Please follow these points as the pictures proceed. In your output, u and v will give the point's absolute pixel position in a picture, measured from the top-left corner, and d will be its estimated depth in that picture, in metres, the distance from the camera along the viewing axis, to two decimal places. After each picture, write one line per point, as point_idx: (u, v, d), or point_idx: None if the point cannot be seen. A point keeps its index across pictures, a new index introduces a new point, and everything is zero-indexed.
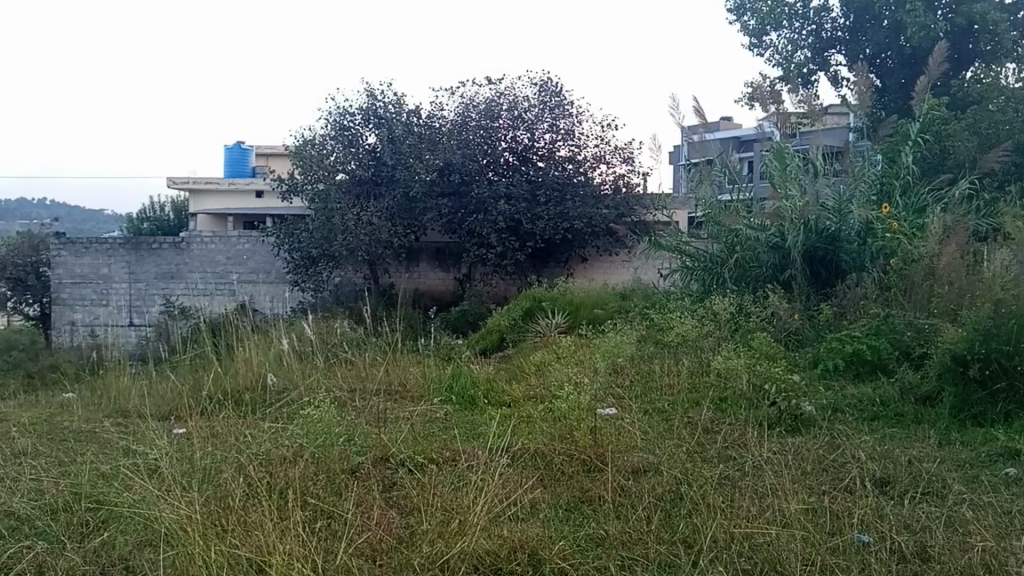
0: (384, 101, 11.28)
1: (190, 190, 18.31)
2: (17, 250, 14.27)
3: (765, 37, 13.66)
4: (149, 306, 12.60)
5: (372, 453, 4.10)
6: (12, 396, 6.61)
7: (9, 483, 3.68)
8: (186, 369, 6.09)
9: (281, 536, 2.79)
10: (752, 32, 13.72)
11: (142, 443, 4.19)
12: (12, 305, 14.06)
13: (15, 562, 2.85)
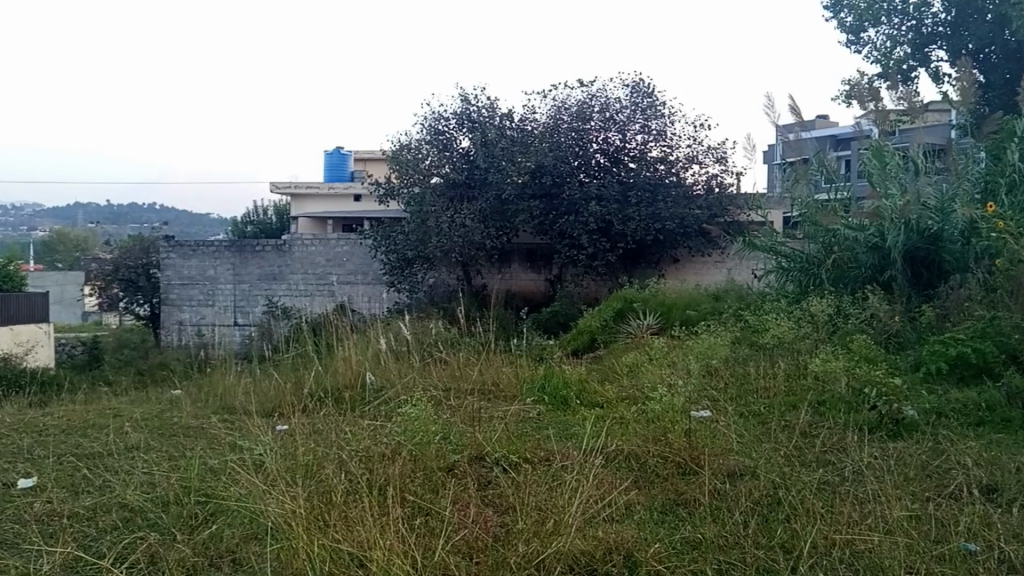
0: (478, 106, 11.57)
1: (293, 194, 19.25)
2: (130, 254, 15.50)
3: (863, 33, 13.10)
4: (253, 307, 13.34)
5: (468, 452, 4.27)
6: (130, 391, 7.19)
7: (126, 476, 4.02)
8: (289, 367, 6.46)
9: (383, 531, 2.96)
10: (849, 29, 13.18)
11: (249, 438, 4.50)
12: (126, 305, 15.23)
13: (133, 551, 3.13)
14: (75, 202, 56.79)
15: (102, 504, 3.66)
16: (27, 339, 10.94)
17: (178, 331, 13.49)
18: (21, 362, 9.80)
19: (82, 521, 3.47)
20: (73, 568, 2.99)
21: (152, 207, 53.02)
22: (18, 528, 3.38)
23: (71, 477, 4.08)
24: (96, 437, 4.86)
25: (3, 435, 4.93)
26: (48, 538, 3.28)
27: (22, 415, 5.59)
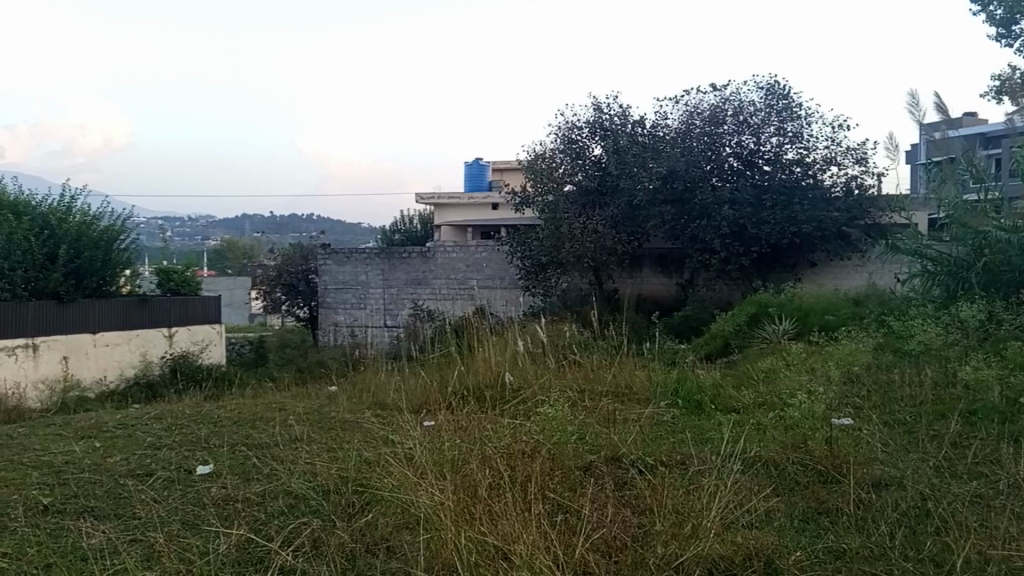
0: (610, 114, 11.81)
1: (435, 204, 20.18)
2: (292, 261, 16.87)
3: (1015, 27, 11.82)
4: (400, 310, 14.15)
5: (604, 452, 4.45)
6: (294, 387, 7.94)
7: (290, 466, 4.53)
8: (434, 366, 6.89)
9: (526, 526, 3.19)
10: (999, 23, 11.95)
11: (400, 433, 4.91)
12: (288, 308, 16.60)
13: (299, 535, 3.55)
14: (247, 215, 62.06)
15: (270, 491, 4.16)
16: (202, 338, 11.60)
17: (333, 333, 14.58)
18: (197, 360, 10.95)
19: (253, 505, 3.97)
20: (246, 549, 3.44)
21: (312, 217, 57.03)
22: (199, 510, 3.91)
23: (244, 465, 4.64)
24: (266, 429, 5.46)
25: (187, 425, 5.64)
26: (224, 520, 3.77)
27: (203, 407, 6.35)
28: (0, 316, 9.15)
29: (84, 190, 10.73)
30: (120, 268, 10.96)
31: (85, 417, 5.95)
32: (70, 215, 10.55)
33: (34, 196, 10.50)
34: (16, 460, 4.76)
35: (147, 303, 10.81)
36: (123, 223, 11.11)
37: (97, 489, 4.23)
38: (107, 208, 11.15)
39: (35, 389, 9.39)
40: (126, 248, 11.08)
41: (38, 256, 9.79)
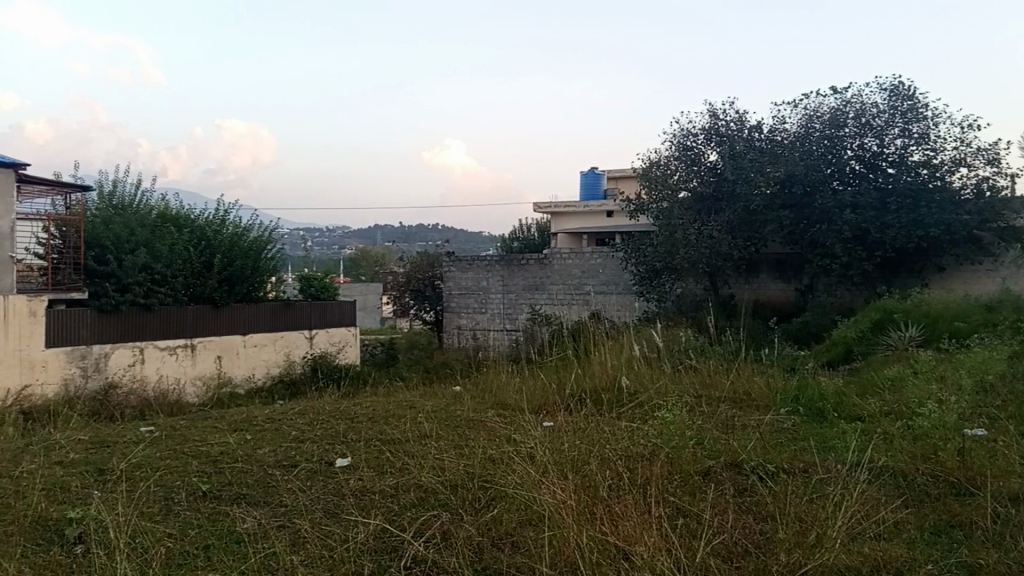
0: (726, 120, 11.67)
1: (553, 213, 20.49)
2: (418, 267, 17.60)
3: None
4: (519, 314, 14.52)
5: (724, 458, 4.51)
6: (422, 386, 8.39)
7: (420, 461, 4.89)
8: (551, 369, 7.13)
9: (647, 528, 3.33)
10: None
11: (521, 433, 5.17)
12: (416, 312, 17.38)
13: (431, 526, 3.86)
14: (375, 225, 65.14)
15: (403, 484, 4.52)
16: (339, 340, 12.34)
17: (457, 335, 15.19)
18: (334, 361, 11.72)
19: (387, 497, 4.34)
20: (382, 538, 3.77)
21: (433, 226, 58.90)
22: (340, 500, 4.31)
23: (378, 459, 5.05)
24: (396, 425, 5.87)
25: (327, 421, 6.16)
26: (362, 509, 4.15)
27: (339, 404, 6.89)
28: (165, 319, 9.92)
29: (236, 204, 11.67)
30: (268, 274, 11.79)
31: (238, 411, 6.60)
32: (223, 227, 11.47)
33: (193, 211, 11.50)
34: (181, 449, 5.37)
35: (290, 307, 11.54)
36: (270, 233, 12.03)
37: (250, 477, 4.72)
38: (256, 220, 12.12)
39: (193, 386, 10.16)
40: (273, 256, 11.96)
41: (197, 264, 10.60)
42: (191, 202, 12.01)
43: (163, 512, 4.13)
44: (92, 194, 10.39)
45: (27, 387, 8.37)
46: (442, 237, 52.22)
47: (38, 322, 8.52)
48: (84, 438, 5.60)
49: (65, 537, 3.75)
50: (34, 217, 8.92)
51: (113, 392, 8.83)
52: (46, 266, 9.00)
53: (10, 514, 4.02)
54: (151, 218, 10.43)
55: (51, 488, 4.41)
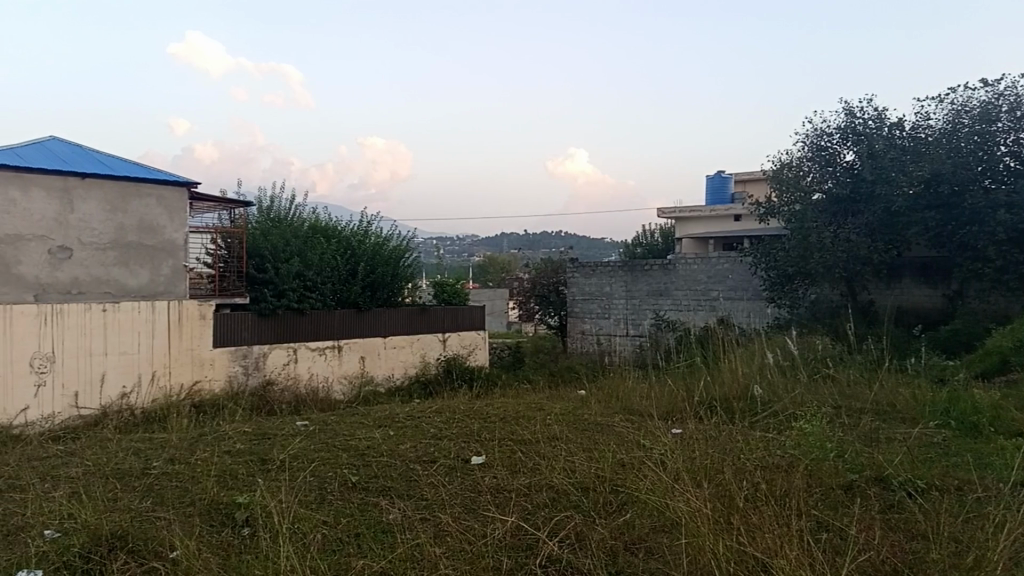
0: (863, 118, 11.14)
1: (677, 218, 20.21)
2: (544, 273, 17.79)
3: None
4: (643, 319, 14.42)
5: (867, 472, 4.33)
6: (552, 390, 8.55)
7: (552, 462, 5.01)
8: (679, 376, 7.09)
9: (786, 541, 3.27)
10: None
11: (651, 439, 5.20)
12: (540, 317, 17.54)
13: (565, 527, 3.95)
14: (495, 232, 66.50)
15: (535, 484, 4.65)
16: (469, 342, 12.41)
17: (581, 340, 15.42)
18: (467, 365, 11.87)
19: (522, 496, 4.48)
20: (518, 535, 3.91)
21: (552, 232, 59.44)
22: (476, 496, 4.51)
23: (512, 458, 5.22)
24: (528, 426, 6.05)
25: (462, 419, 6.40)
26: (498, 507, 4.31)
27: (473, 404, 7.14)
28: (313, 321, 10.28)
29: (378, 216, 11.81)
30: (405, 281, 11.87)
31: (381, 408, 6.98)
32: (367, 237, 11.69)
33: (339, 222, 11.76)
34: (331, 442, 5.77)
35: (426, 311, 11.71)
36: (408, 242, 12.07)
37: (393, 471, 5.02)
38: (395, 231, 12.21)
39: (340, 384, 10.50)
40: (410, 264, 12.06)
41: (343, 271, 10.89)
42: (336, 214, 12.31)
43: (317, 501, 4.47)
44: (252, 208, 11.02)
45: (197, 383, 9.07)
46: (563, 245, 52.40)
47: (207, 324, 9.18)
48: (248, 430, 6.13)
49: (235, 520, 4.15)
50: (203, 230, 9.64)
51: (271, 389, 9.46)
52: (213, 273, 9.73)
53: (190, 497, 4.49)
54: (304, 229, 10.90)
55: (222, 475, 4.88)
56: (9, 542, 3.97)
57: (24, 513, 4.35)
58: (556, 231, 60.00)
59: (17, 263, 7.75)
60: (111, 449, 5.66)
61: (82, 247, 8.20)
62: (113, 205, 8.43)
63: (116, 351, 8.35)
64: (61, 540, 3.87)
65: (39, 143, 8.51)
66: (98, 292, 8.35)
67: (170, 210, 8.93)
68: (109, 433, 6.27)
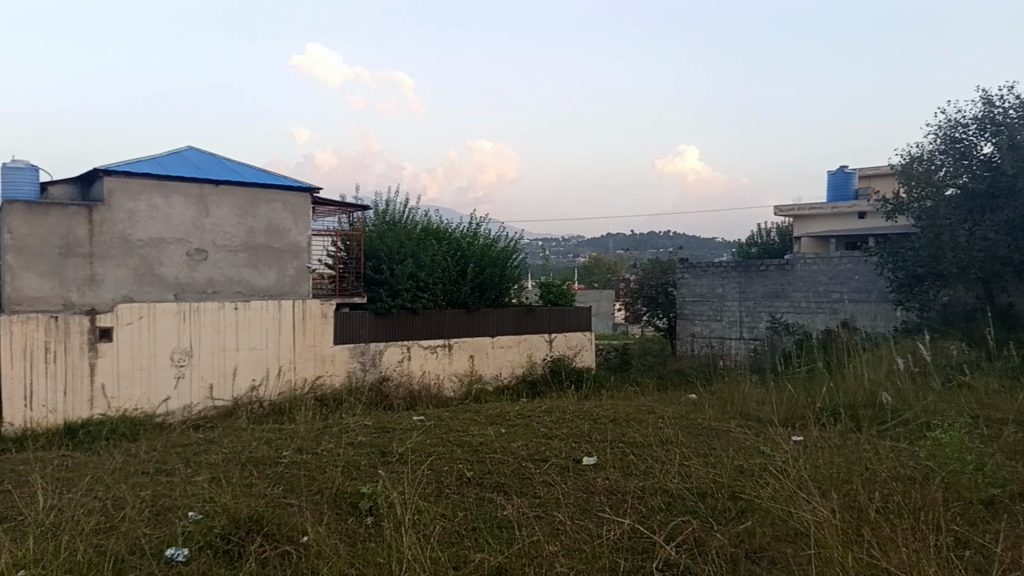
0: (1004, 106, 10.31)
1: (796, 216, 19.43)
2: (653, 274, 17.59)
3: None
4: (757, 322, 13.98)
5: (1010, 487, 4.02)
6: (667, 393, 8.45)
7: (666, 466, 4.96)
8: (800, 381, 6.84)
9: (922, 557, 3.09)
10: None
11: (771, 446, 5.05)
12: (648, 318, 17.38)
13: (682, 532, 3.89)
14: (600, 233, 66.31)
15: (649, 487, 4.60)
16: (575, 344, 12.38)
17: (691, 343, 15.17)
18: (573, 366, 11.89)
19: (636, 498, 4.45)
20: (633, 538, 3.88)
21: (658, 233, 58.71)
22: (590, 497, 4.52)
23: (623, 460, 5.20)
24: (640, 428, 6.00)
25: (573, 420, 6.42)
26: (612, 508, 4.30)
27: (584, 405, 7.17)
28: (426, 320, 10.54)
29: (487, 218, 11.96)
30: (513, 282, 11.95)
31: (493, 405, 7.11)
32: (477, 239, 11.86)
33: (450, 224, 11.99)
34: (447, 437, 5.93)
35: (532, 312, 11.76)
36: (516, 244, 12.16)
37: (507, 468, 5.10)
38: (503, 232, 12.30)
39: (451, 381, 10.73)
40: (518, 265, 12.14)
41: (453, 272, 11.11)
42: (447, 216, 12.58)
43: (435, 494, 4.61)
44: (370, 212, 11.49)
45: (319, 377, 9.52)
46: (672, 245, 51.33)
47: (328, 322, 9.60)
48: (369, 424, 6.39)
49: (360, 509, 4.35)
50: (324, 233, 10.09)
51: (387, 385, 9.80)
52: (334, 273, 10.20)
53: (316, 486, 4.75)
54: (417, 232, 11.23)
55: (346, 467, 5.13)
56: (159, 520, 4.32)
57: (172, 495, 4.72)
58: (662, 231, 59.21)
59: (160, 264, 8.36)
60: (245, 438, 6.04)
61: (215, 249, 8.76)
62: (243, 210, 8.95)
63: (246, 347, 8.89)
64: (204, 521, 4.18)
65: (178, 153, 9.13)
66: (231, 292, 8.87)
67: (295, 214, 9.38)
68: (242, 423, 6.69)
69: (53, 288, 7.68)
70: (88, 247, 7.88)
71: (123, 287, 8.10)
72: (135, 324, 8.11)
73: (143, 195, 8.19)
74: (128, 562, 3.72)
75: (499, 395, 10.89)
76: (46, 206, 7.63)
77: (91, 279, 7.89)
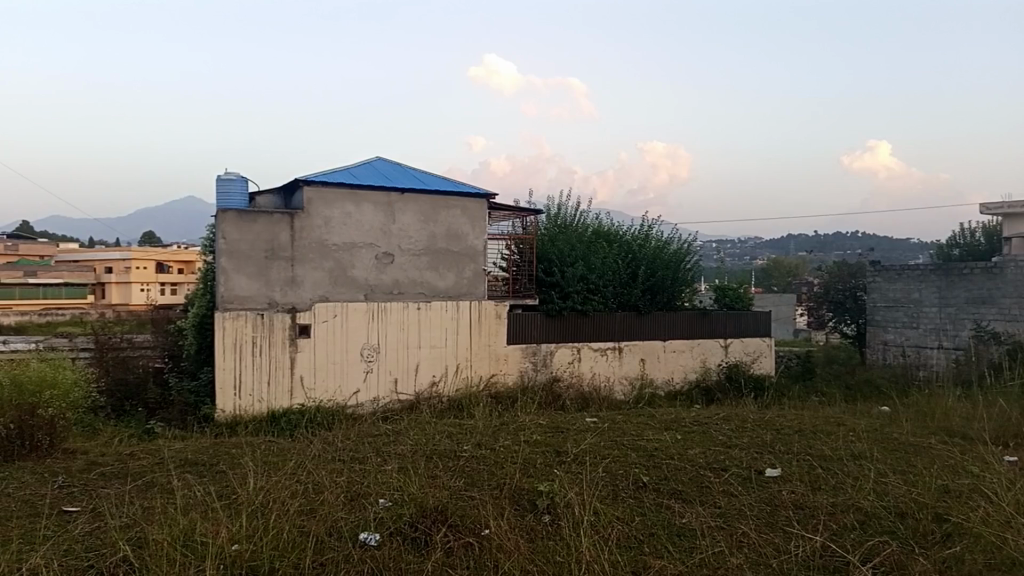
0: None
1: (1006, 214, 17.46)
2: (840, 278, 16.49)
3: None
4: (960, 330, 12.70)
5: None
6: (858, 404, 7.89)
7: (860, 482, 4.64)
8: (1018, 396, 6.14)
9: None
10: None
11: (982, 467, 4.59)
12: (834, 324, 16.30)
13: (878, 553, 3.62)
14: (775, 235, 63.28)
15: (841, 504, 4.32)
16: (753, 349, 11.83)
17: (882, 351, 14.05)
18: (751, 374, 11.39)
19: (825, 514, 4.20)
20: (824, 556, 3.66)
21: (841, 236, 55.11)
22: (774, 510, 4.31)
23: (811, 473, 4.93)
24: (828, 441, 5.65)
25: (753, 429, 6.18)
26: (800, 523, 4.09)
27: (765, 413, 6.87)
28: (597, 322, 10.55)
29: (659, 220, 11.78)
30: (686, 285, 11.68)
31: (668, 410, 6.99)
32: (649, 240, 11.73)
33: (621, 227, 11.95)
34: (621, 440, 5.91)
35: (707, 316, 11.39)
36: (688, 245, 11.89)
37: (685, 475, 5.00)
38: (676, 233, 12.07)
39: (621, 384, 10.67)
40: (691, 267, 11.85)
41: (623, 275, 11.04)
42: (618, 218, 12.54)
43: (611, 496, 4.61)
44: (542, 215, 11.70)
45: (493, 376, 9.82)
46: (859, 247, 47.72)
47: (502, 323, 9.88)
48: (544, 423, 6.52)
49: (538, 507, 4.46)
50: (498, 236, 10.42)
51: (558, 387, 9.92)
52: (507, 276, 10.46)
53: (495, 480, 4.92)
54: (588, 235, 11.29)
55: (524, 464, 5.27)
56: (353, 505, 4.65)
57: (364, 481, 5.06)
58: (846, 233, 55.68)
59: (352, 267, 8.99)
60: (428, 431, 6.36)
61: (401, 253, 9.29)
62: (425, 216, 9.42)
63: (426, 345, 9.35)
64: (394, 508, 4.45)
65: (368, 163, 9.79)
66: (414, 293, 9.37)
67: (473, 219, 9.74)
68: (425, 416, 7.06)
69: (261, 288, 8.49)
70: (290, 251, 8.63)
71: (320, 287, 8.80)
72: (329, 322, 8.79)
73: (337, 204, 8.86)
74: (328, 542, 4.02)
75: (671, 401, 10.68)
76: (255, 214, 8.44)
77: (292, 280, 8.64)
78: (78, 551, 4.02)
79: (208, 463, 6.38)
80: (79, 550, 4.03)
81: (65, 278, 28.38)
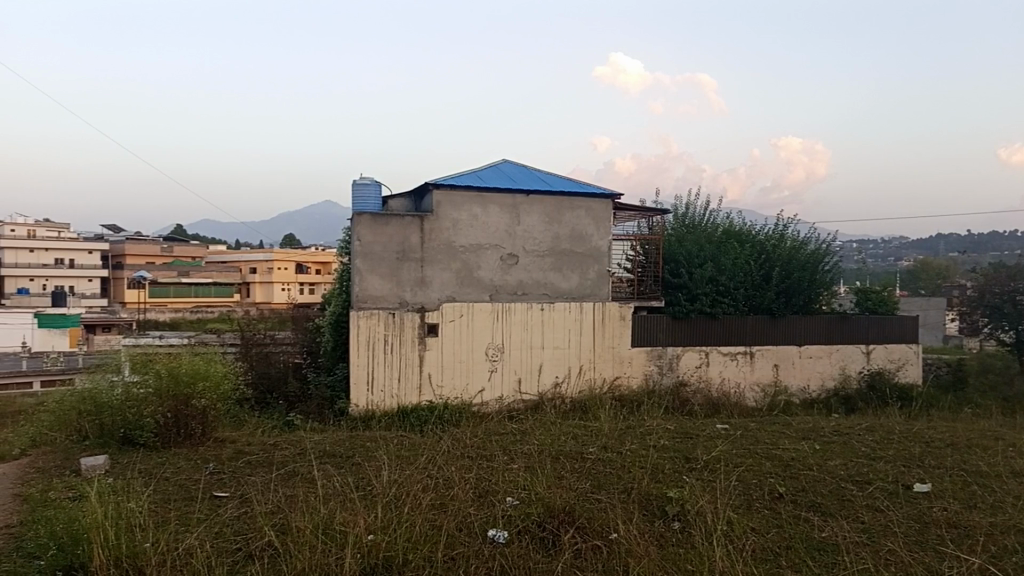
0: None
1: None
2: (997, 280, 15.13)
3: None
4: None
5: None
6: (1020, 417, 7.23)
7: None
8: None
9: None
10: None
11: None
12: (990, 331, 14.99)
13: None
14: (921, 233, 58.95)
15: (1002, 524, 3.96)
16: (899, 357, 11.06)
17: None
18: (896, 383, 10.67)
19: (983, 535, 3.86)
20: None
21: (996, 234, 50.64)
22: (925, 528, 4.01)
23: (966, 491, 4.55)
24: (986, 456, 5.21)
25: (900, 441, 5.79)
26: (955, 543, 3.78)
27: (914, 425, 6.41)
28: (726, 325, 10.21)
29: (795, 218, 11.24)
30: (822, 288, 11.09)
31: (805, 419, 6.66)
32: (783, 241, 11.22)
33: (753, 227, 11.50)
34: (754, 448, 5.70)
35: (846, 320, 10.76)
36: (826, 246, 11.27)
37: (825, 487, 4.74)
38: (813, 233, 11.47)
39: (752, 391, 10.31)
40: (828, 269, 11.22)
41: (755, 277, 10.62)
42: (749, 218, 12.09)
43: (744, 505, 4.44)
44: (669, 215, 11.46)
45: (617, 378, 9.72)
46: (1018, 247, 43.64)
47: (626, 325, 9.76)
48: (673, 428, 6.39)
49: (667, 514, 4.36)
50: (623, 237, 10.31)
51: (684, 393, 9.71)
52: (632, 277, 10.33)
53: (623, 484, 4.86)
54: (718, 235, 10.94)
55: (652, 469, 5.18)
56: (481, 501, 4.72)
57: (492, 478, 5.14)
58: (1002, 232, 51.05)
59: (478, 268, 9.16)
60: (555, 431, 6.39)
61: (526, 254, 9.38)
62: (550, 217, 9.46)
63: (551, 346, 9.39)
64: (522, 507, 4.49)
65: (496, 166, 9.94)
66: (539, 294, 9.43)
67: (597, 220, 9.69)
68: (550, 416, 7.09)
69: (392, 288, 8.82)
70: (420, 253, 8.91)
71: (447, 288, 9.03)
72: (457, 321, 9.00)
73: (465, 206, 9.06)
74: (458, 537, 4.09)
75: (807, 410, 10.19)
76: (388, 218, 8.77)
77: (422, 280, 8.92)
78: (228, 534, 4.31)
79: (344, 455, 6.68)
80: (228, 533, 4.33)
81: (213, 278, 30.65)
